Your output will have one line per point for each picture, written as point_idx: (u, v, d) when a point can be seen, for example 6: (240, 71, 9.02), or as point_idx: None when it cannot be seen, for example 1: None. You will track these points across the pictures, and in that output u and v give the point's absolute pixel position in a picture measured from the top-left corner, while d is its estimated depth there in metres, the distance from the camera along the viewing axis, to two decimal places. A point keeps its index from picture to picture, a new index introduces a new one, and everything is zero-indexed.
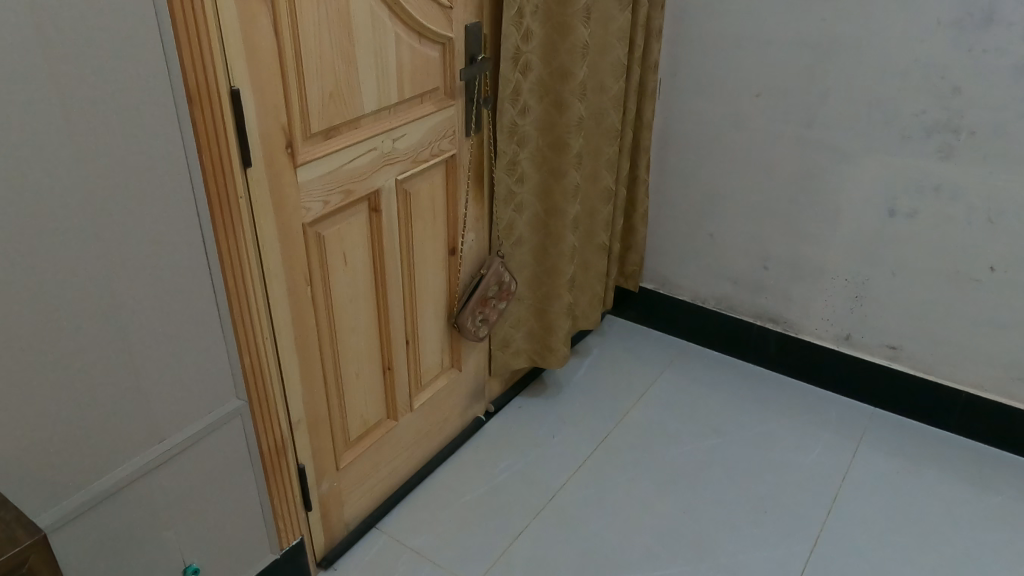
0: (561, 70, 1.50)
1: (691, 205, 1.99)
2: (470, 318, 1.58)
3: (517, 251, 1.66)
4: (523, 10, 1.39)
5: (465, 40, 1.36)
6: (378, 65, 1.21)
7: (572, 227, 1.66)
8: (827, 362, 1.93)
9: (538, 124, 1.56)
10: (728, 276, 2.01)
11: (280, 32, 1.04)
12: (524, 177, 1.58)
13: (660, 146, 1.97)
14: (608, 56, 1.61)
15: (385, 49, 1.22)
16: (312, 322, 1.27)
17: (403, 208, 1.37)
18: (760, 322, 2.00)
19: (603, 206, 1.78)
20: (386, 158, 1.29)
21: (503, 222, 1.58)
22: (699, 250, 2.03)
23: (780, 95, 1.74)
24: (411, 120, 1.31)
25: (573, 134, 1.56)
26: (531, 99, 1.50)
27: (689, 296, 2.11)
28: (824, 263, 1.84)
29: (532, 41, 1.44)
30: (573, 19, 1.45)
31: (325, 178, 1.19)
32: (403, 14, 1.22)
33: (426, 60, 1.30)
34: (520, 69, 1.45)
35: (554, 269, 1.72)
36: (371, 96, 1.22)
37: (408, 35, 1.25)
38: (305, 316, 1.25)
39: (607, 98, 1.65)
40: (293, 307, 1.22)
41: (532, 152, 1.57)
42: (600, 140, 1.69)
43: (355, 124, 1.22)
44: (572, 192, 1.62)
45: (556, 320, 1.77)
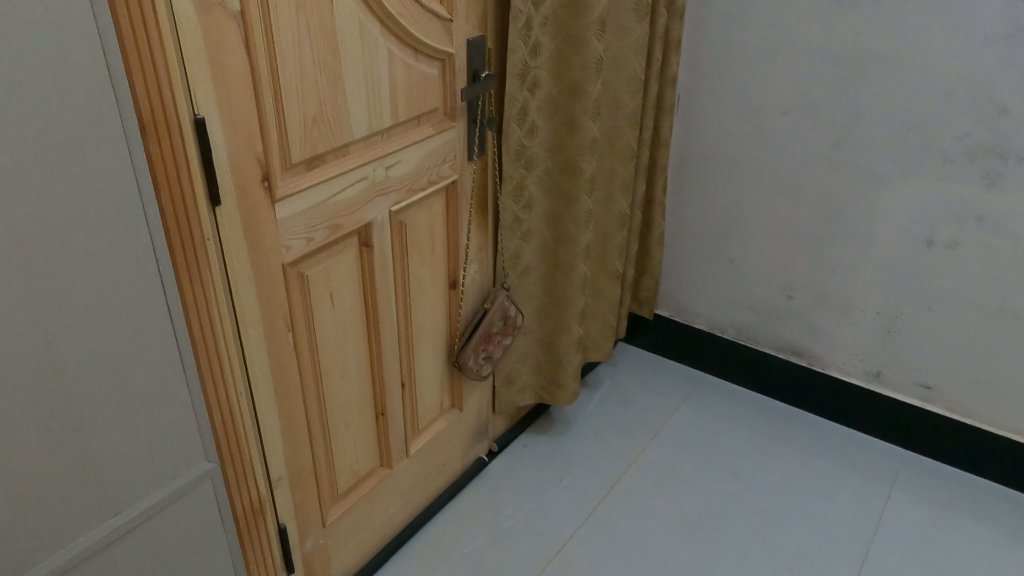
0: (573, 87, 1.37)
1: (709, 229, 1.84)
2: (473, 356, 1.45)
3: (523, 281, 1.53)
4: (530, 22, 1.26)
5: (467, 55, 1.23)
6: (369, 85, 1.08)
7: (583, 256, 1.52)
8: (855, 401, 1.79)
9: (548, 145, 1.42)
10: (749, 305, 1.87)
11: (252, 50, 0.91)
12: (531, 204, 1.45)
13: (678, 165, 1.83)
14: (624, 72, 1.47)
15: (375, 67, 1.08)
16: (294, 370, 1.14)
17: (398, 241, 1.23)
18: (783, 354, 1.86)
19: (617, 231, 1.64)
20: (378, 188, 1.15)
21: (509, 251, 1.46)
22: (717, 277, 1.89)
23: (808, 113, 1.60)
24: (406, 145, 1.18)
25: (586, 157, 1.42)
26: (539, 119, 1.37)
27: (707, 325, 1.97)
28: (853, 295, 1.69)
29: (541, 55, 1.31)
30: (586, 32, 1.32)
31: (308, 213, 1.05)
32: (397, 28, 1.09)
33: (423, 78, 1.17)
34: (527, 86, 1.31)
35: (564, 302, 1.58)
36: (361, 119, 1.09)
37: (402, 50, 1.12)
38: (286, 365, 1.12)
39: (622, 117, 1.52)
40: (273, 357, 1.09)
41: (540, 176, 1.44)
42: (615, 162, 1.56)
43: (344, 151, 1.09)
44: (584, 219, 1.48)
45: (565, 355, 1.64)
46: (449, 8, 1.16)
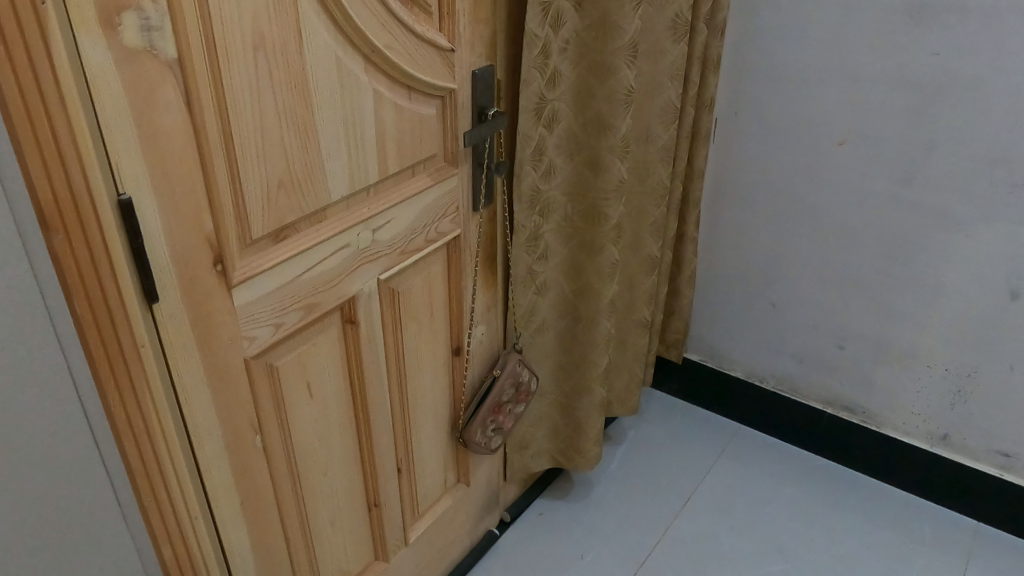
0: (598, 122, 1.16)
1: (752, 268, 1.66)
2: (480, 430, 1.26)
3: (537, 339, 1.34)
4: (548, 49, 1.07)
5: (472, 90, 1.02)
6: (352, 136, 0.89)
7: (608, 312, 1.32)
8: (915, 463, 1.59)
9: (568, 188, 1.23)
10: (793, 353, 1.68)
11: (195, 107, 0.71)
12: (547, 253, 1.26)
13: (715, 198, 1.66)
14: (656, 101, 1.30)
15: (358, 114, 0.88)
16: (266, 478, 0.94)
17: (390, 312, 1.04)
18: (832, 409, 1.68)
19: (646, 278, 1.45)
20: (365, 256, 0.96)
21: (522, 308, 1.27)
22: (757, 321, 1.70)
23: (871, 144, 1.42)
24: (399, 202, 0.98)
25: (612, 202, 1.22)
26: (556, 158, 1.18)
27: (743, 372, 1.78)
28: (916, 347, 1.51)
29: (560, 86, 1.12)
30: (616, 58, 1.11)
31: (276, 294, 0.86)
32: (385, 63, 0.88)
33: (418, 121, 0.97)
34: (544, 122, 1.12)
35: (585, 362, 1.38)
36: (339, 177, 0.89)
37: (393, 90, 0.92)
38: (259, 473, 0.93)
39: (654, 150, 1.34)
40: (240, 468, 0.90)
41: (558, 223, 1.25)
42: (643, 201, 1.38)
43: (320, 216, 0.89)
44: (610, 273, 1.28)
45: (587, 419, 1.44)
46: (451, 36, 0.96)
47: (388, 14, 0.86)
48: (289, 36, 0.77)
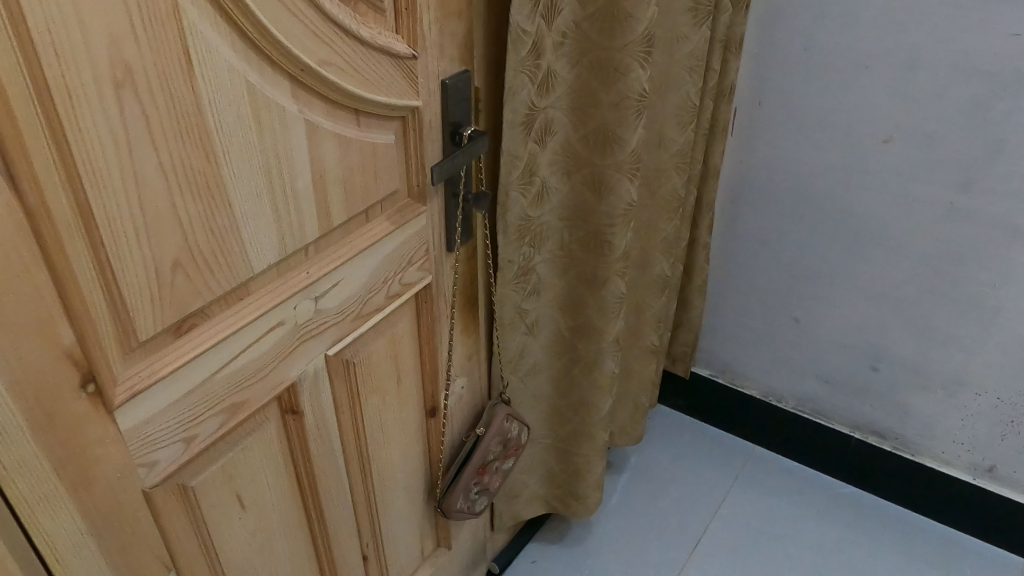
0: (602, 134, 0.94)
1: (774, 281, 1.50)
2: (462, 497, 1.06)
3: (527, 383, 1.14)
4: (539, 46, 0.84)
5: (442, 104, 0.79)
6: (278, 187, 0.66)
7: (613, 351, 1.12)
8: (954, 495, 1.47)
9: (564, 211, 1.01)
10: (818, 373, 1.54)
11: (19, 178, 0.48)
12: (539, 288, 1.05)
13: (733, 200, 1.49)
14: (670, 98, 1.10)
15: (285, 154, 0.65)
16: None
17: (344, 388, 0.83)
18: (861, 434, 1.54)
19: (655, 299, 1.28)
20: (307, 330, 0.75)
21: (510, 351, 1.07)
22: (781, 338, 1.55)
23: (921, 142, 1.24)
24: (350, 259, 0.76)
25: (618, 229, 1.00)
26: (549, 178, 0.96)
27: (759, 392, 1.64)
28: (964, 372, 1.37)
29: (553, 90, 0.89)
30: (626, 56, 0.88)
31: (182, 402, 0.65)
32: (319, 83, 0.65)
33: (372, 152, 0.73)
34: (535, 136, 0.90)
35: (585, 406, 1.18)
36: (262, 239, 0.66)
37: (336, 117, 0.69)
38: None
39: (668, 157, 1.14)
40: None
41: (552, 252, 1.03)
42: (652, 215, 1.19)
43: (240, 292, 0.67)
44: (616, 309, 1.07)
45: (588, 466, 1.25)
46: (411, 38, 0.72)
47: (319, 18, 0.62)
48: (169, 60, 0.54)
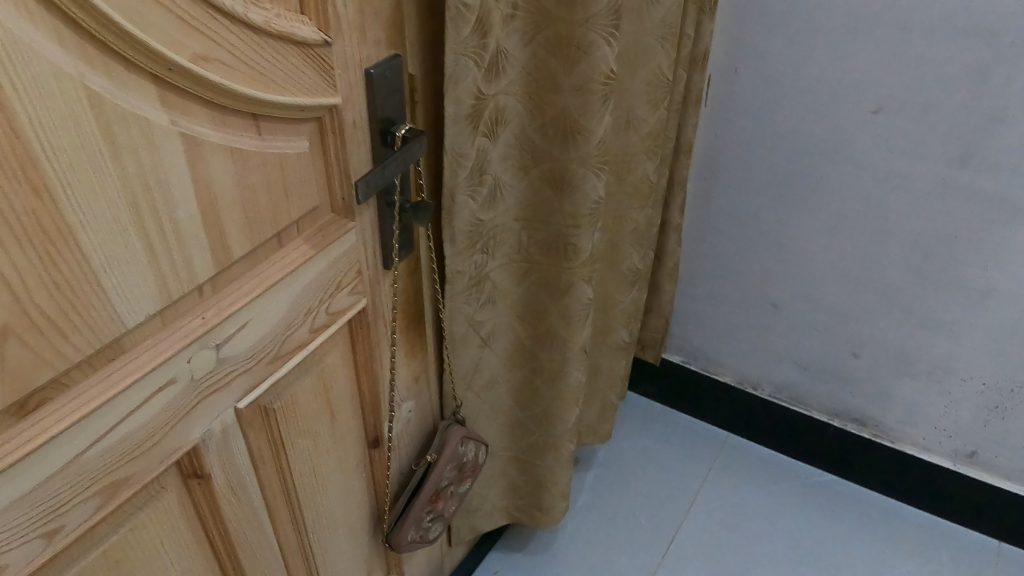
0: (562, 123, 0.80)
1: (751, 265, 1.41)
2: (413, 529, 0.94)
3: (484, 397, 1.03)
4: (485, 22, 0.69)
5: (368, 99, 0.64)
6: (156, 222, 0.50)
7: (579, 359, 1.01)
8: (932, 482, 1.42)
9: (520, 211, 0.88)
10: (796, 360, 1.47)
11: None
12: (494, 296, 0.93)
13: (705, 176, 1.37)
14: (641, 72, 0.96)
15: (158, 179, 0.49)
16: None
17: (266, 439, 0.69)
18: (840, 422, 1.48)
19: (625, 294, 1.17)
20: (208, 385, 0.60)
21: (463, 367, 0.95)
22: (758, 323, 1.47)
23: (915, 113, 1.13)
24: (260, 295, 0.61)
25: (583, 230, 0.87)
26: (501, 175, 0.82)
27: (733, 378, 1.57)
28: (950, 358, 1.29)
29: (503, 74, 0.75)
30: (589, 31, 0.74)
31: (34, 495, 0.50)
32: (197, 85, 0.49)
33: (280, 165, 0.58)
34: (483, 129, 0.76)
35: (549, 417, 1.08)
36: (135, 289, 0.51)
37: (226, 124, 0.53)
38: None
39: (638, 140, 1.01)
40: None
41: (507, 256, 0.91)
42: (622, 204, 1.06)
43: (112, 351, 0.52)
44: (582, 316, 0.96)
45: (552, 476, 1.16)
46: (320, 19, 0.57)
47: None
48: None
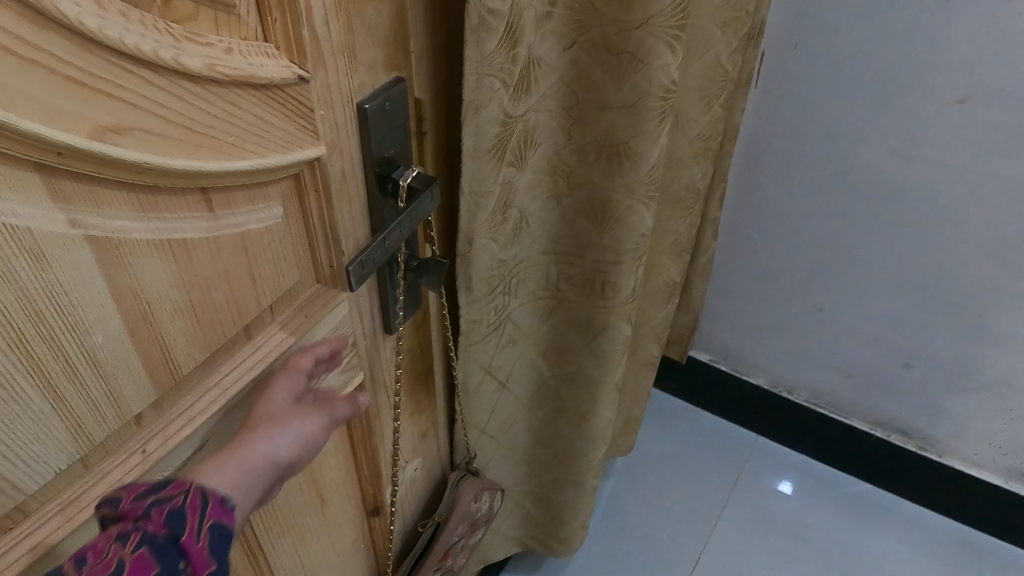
0: (606, 146, 0.63)
1: (795, 263, 1.25)
2: None
3: (500, 439, 0.90)
4: (516, 28, 0.52)
5: (361, 142, 0.48)
6: (45, 356, 0.35)
7: (610, 399, 0.87)
8: (980, 500, 1.30)
9: (548, 242, 0.73)
10: (840, 366, 1.33)
11: None
12: (514, 337, 0.79)
13: (749, 164, 1.20)
14: (695, 64, 0.79)
15: (58, 302, 0.34)
16: (260, 474, 0.42)
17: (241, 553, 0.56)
18: (882, 432, 1.36)
19: (659, 310, 1.03)
20: None
21: (477, 415, 0.82)
22: (798, 326, 1.33)
23: (1007, 103, 0.95)
24: (221, 409, 0.46)
25: (623, 266, 0.72)
26: (526, 206, 0.67)
27: (766, 380, 1.45)
28: (1016, 374, 1.15)
29: (534, 89, 0.59)
30: (646, 35, 0.56)
31: None
32: (106, 169, 0.34)
33: (242, 246, 0.43)
34: (509, 159, 0.60)
35: (572, 456, 0.95)
36: (39, 447, 0.36)
37: (156, 209, 0.37)
38: (241, 483, 0.41)
39: (689, 143, 0.85)
40: (226, 500, 0.38)
41: (531, 293, 0.76)
42: (664, 215, 0.90)
43: (6, 522, 0.37)
44: (617, 357, 0.81)
45: (573, 512, 1.03)
46: (291, 47, 0.40)
47: (77, 50, 0.30)
48: None
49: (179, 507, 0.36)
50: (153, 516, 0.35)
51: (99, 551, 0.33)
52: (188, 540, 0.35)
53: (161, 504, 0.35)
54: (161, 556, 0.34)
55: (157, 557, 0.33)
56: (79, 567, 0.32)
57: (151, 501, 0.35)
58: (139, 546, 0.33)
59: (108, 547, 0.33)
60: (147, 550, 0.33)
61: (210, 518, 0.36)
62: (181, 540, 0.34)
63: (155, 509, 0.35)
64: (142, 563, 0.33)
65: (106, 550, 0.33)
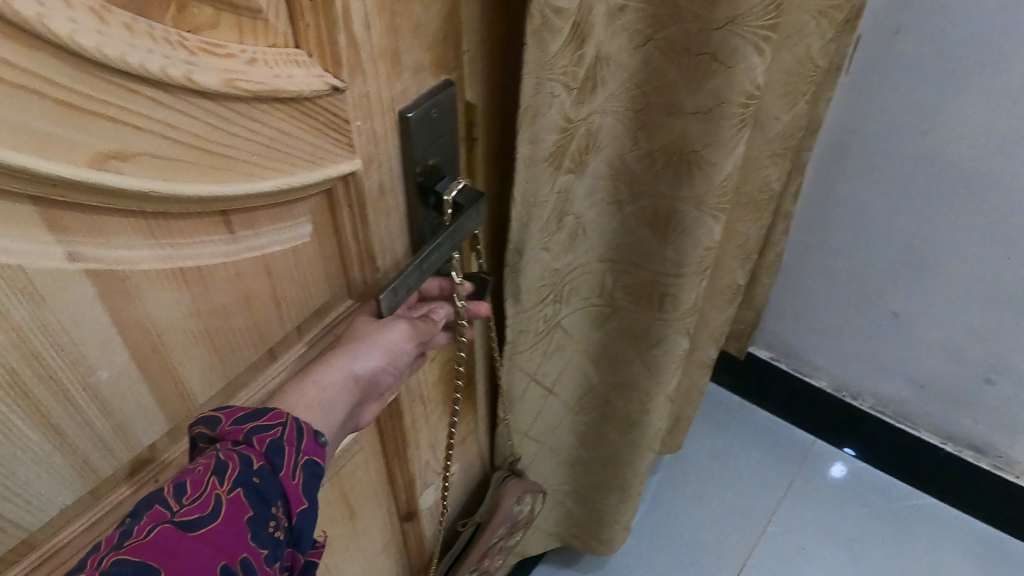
0: (676, 154, 0.57)
1: (869, 266, 1.14)
2: None
3: (543, 441, 0.86)
4: (584, 26, 0.46)
5: (402, 152, 0.44)
6: (37, 397, 0.31)
7: (662, 410, 0.82)
8: None
9: (606, 248, 0.67)
10: (911, 376, 1.22)
11: None
12: (563, 344, 0.74)
13: (831, 157, 1.08)
14: (785, 56, 0.71)
15: (57, 342, 0.31)
16: (342, 391, 0.42)
17: None
18: (954, 447, 1.25)
19: (720, 315, 0.95)
20: None
21: (520, 420, 0.78)
22: (870, 332, 1.21)
23: None
24: None
25: (685, 281, 0.66)
26: (583, 210, 0.62)
27: (830, 384, 1.34)
28: None
29: (599, 90, 0.53)
30: (730, 34, 0.49)
31: None
32: (109, 198, 0.30)
33: (265, 269, 0.40)
34: (567, 166, 0.55)
35: (616, 462, 0.90)
36: (39, 488, 0.34)
37: (168, 236, 0.34)
38: (321, 402, 0.41)
39: (769, 142, 0.77)
40: (321, 434, 0.38)
41: (582, 299, 0.71)
42: (734, 218, 0.83)
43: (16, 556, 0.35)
44: (671, 370, 0.76)
45: (615, 516, 0.99)
46: (325, 55, 0.36)
47: (70, 70, 0.26)
48: None
49: (279, 439, 0.35)
50: (255, 447, 0.34)
51: (199, 480, 0.32)
52: (283, 478, 0.35)
53: (262, 433, 0.35)
54: (260, 492, 0.33)
55: (256, 494, 0.33)
56: (181, 495, 0.31)
57: (252, 429, 0.35)
58: (239, 483, 0.33)
59: (209, 477, 0.32)
60: (247, 486, 0.33)
61: (305, 453, 0.36)
62: (278, 478, 0.34)
63: (255, 439, 0.35)
64: (242, 501, 0.32)
65: (207, 481, 0.32)
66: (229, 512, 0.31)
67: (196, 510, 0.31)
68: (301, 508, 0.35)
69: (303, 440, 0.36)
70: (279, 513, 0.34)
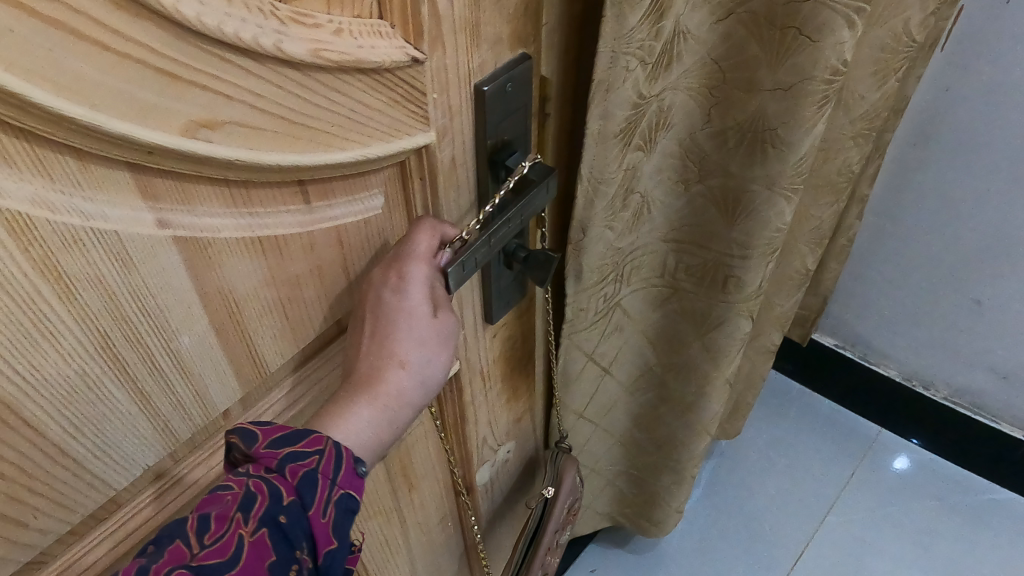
0: (750, 134, 0.55)
1: (950, 251, 1.09)
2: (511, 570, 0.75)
3: (598, 420, 0.86)
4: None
5: (477, 126, 0.43)
6: (123, 359, 0.32)
7: (720, 395, 0.81)
8: None
9: (670, 228, 0.66)
10: (992, 366, 1.18)
11: None
12: (621, 324, 0.74)
13: (915, 139, 1.03)
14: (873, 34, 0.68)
15: (145, 307, 0.32)
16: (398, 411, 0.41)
17: None
18: None
19: (786, 301, 0.93)
20: None
21: (577, 398, 0.78)
22: (945, 321, 1.17)
23: None
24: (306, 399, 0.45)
25: (750, 265, 0.64)
26: (648, 189, 0.61)
27: (899, 372, 1.30)
28: None
29: (674, 66, 0.52)
30: (820, 8, 0.47)
31: None
32: (197, 167, 0.30)
33: (337, 241, 0.40)
34: (636, 143, 0.54)
35: (672, 445, 0.89)
36: (126, 449, 0.35)
37: (245, 208, 0.34)
38: (378, 431, 0.40)
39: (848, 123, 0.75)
40: (360, 463, 0.37)
41: (643, 279, 0.70)
42: (808, 201, 0.80)
43: (102, 510, 0.37)
44: (733, 354, 0.74)
45: (668, 499, 0.98)
46: (407, 26, 0.35)
47: (170, 39, 0.26)
48: None
49: (314, 471, 0.35)
50: (287, 478, 0.34)
51: (225, 515, 0.32)
52: (313, 516, 0.35)
53: (297, 464, 0.35)
54: (285, 533, 0.33)
55: (280, 535, 0.33)
56: (204, 533, 0.32)
57: (286, 457, 0.35)
58: (265, 524, 0.33)
59: (235, 513, 0.32)
60: (272, 526, 0.33)
61: (339, 487, 0.36)
62: (307, 515, 0.34)
63: (288, 469, 0.35)
64: (265, 544, 0.33)
65: (232, 518, 0.32)
66: (249, 557, 0.32)
67: (215, 554, 0.31)
68: (328, 547, 0.35)
69: (339, 473, 0.36)
70: (303, 554, 0.34)
